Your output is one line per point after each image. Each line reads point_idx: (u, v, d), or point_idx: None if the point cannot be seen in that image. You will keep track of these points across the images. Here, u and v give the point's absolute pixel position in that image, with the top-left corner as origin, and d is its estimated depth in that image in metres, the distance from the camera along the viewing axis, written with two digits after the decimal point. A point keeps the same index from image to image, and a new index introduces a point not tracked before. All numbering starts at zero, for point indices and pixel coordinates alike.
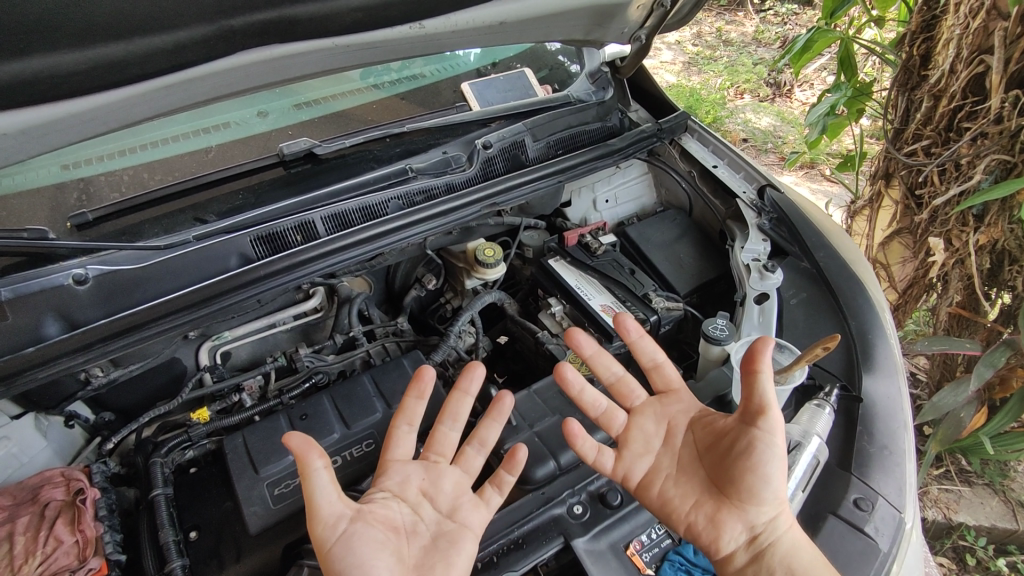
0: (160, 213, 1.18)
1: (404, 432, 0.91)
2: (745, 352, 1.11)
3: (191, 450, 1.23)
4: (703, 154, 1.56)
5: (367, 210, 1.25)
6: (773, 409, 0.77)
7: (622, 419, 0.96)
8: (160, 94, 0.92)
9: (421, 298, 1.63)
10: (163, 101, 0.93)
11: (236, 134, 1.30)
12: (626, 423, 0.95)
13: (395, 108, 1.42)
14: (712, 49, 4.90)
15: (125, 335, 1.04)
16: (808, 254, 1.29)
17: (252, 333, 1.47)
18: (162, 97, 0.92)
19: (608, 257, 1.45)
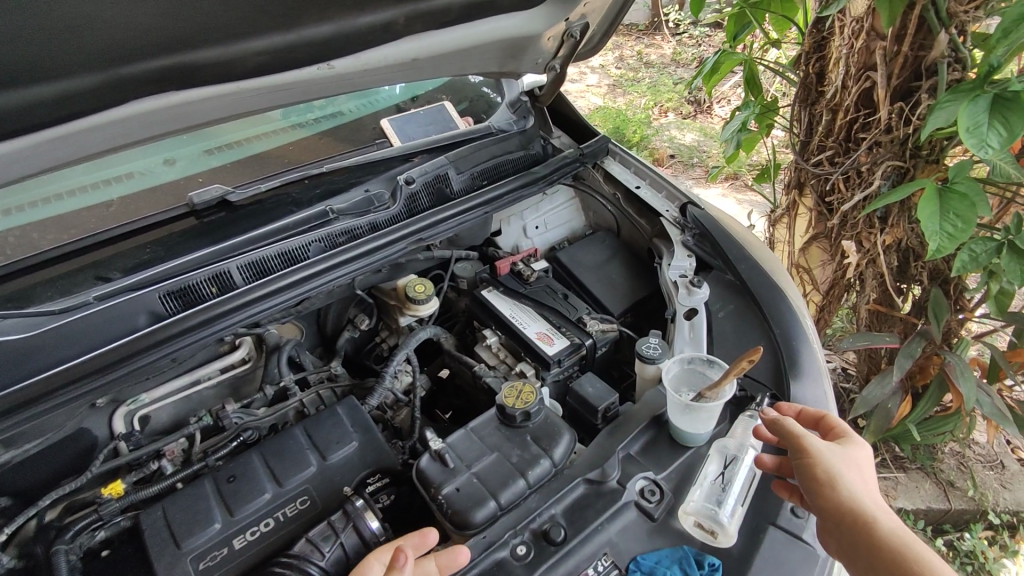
0: (54, 274, 1.08)
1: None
2: (676, 371, 1.11)
3: (103, 531, 1.12)
4: (625, 176, 1.58)
5: (287, 256, 1.20)
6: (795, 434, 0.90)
7: None
8: (48, 148, 0.86)
9: (355, 340, 1.58)
10: (52, 156, 0.87)
11: (141, 184, 1.23)
12: None
13: (313, 148, 1.39)
14: (634, 71, 5.08)
15: (17, 411, 0.94)
16: (730, 267, 1.33)
17: (172, 393, 1.39)
18: (52, 151, 0.86)
19: (541, 283, 1.46)
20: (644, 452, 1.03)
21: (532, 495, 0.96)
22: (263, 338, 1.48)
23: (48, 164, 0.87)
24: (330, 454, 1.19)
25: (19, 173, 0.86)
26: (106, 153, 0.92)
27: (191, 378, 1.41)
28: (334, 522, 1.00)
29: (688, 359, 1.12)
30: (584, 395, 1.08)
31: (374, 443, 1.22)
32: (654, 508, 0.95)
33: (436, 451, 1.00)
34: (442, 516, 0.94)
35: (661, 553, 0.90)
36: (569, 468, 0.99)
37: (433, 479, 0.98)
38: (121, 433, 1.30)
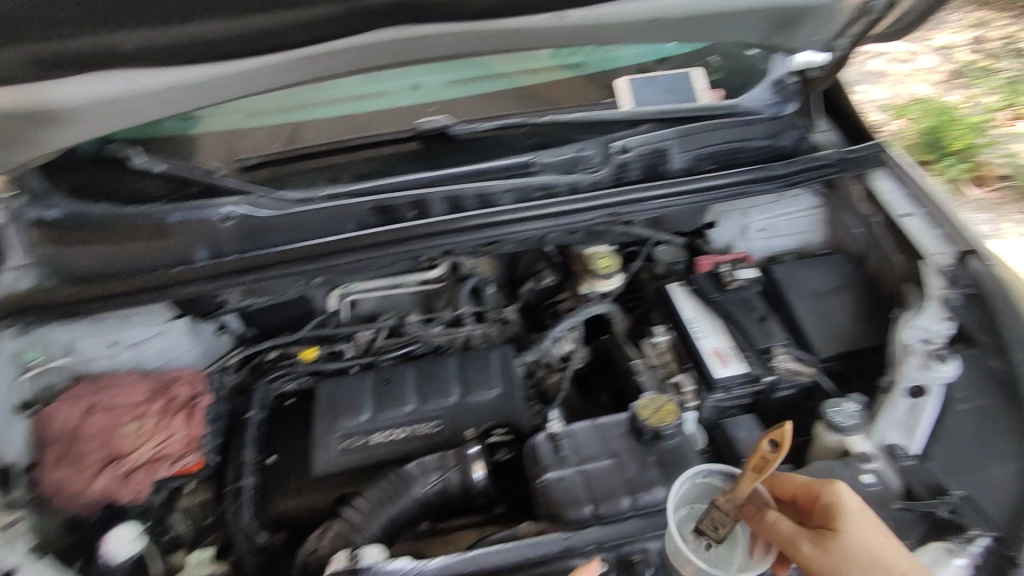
0: (303, 168, 1.28)
1: None
2: (690, 484, 0.87)
3: (291, 384, 1.35)
4: (894, 198, 1.26)
5: (484, 197, 1.23)
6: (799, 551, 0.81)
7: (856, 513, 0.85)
8: (304, 64, 0.97)
9: (536, 292, 1.59)
10: (299, 72, 0.99)
11: (385, 105, 1.36)
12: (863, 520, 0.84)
13: (540, 97, 1.37)
14: (993, 59, 3.94)
15: (254, 271, 1.20)
16: (1002, 353, 0.98)
17: (377, 288, 1.53)
18: (299, 68, 0.98)
19: (740, 296, 1.26)
20: (782, 530, 0.87)
21: (633, 520, 0.88)
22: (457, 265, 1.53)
23: (290, 78, 0.99)
24: (471, 394, 1.24)
25: (278, 83, 1.00)
26: (340, 74, 1.02)
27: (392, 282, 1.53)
28: (445, 458, 1.03)
29: (703, 471, 0.89)
30: None
31: (513, 397, 1.24)
32: None
33: (553, 433, 0.97)
34: (536, 499, 0.92)
35: None
36: (686, 509, 0.89)
37: (541, 458, 0.95)
38: (330, 311, 1.51)
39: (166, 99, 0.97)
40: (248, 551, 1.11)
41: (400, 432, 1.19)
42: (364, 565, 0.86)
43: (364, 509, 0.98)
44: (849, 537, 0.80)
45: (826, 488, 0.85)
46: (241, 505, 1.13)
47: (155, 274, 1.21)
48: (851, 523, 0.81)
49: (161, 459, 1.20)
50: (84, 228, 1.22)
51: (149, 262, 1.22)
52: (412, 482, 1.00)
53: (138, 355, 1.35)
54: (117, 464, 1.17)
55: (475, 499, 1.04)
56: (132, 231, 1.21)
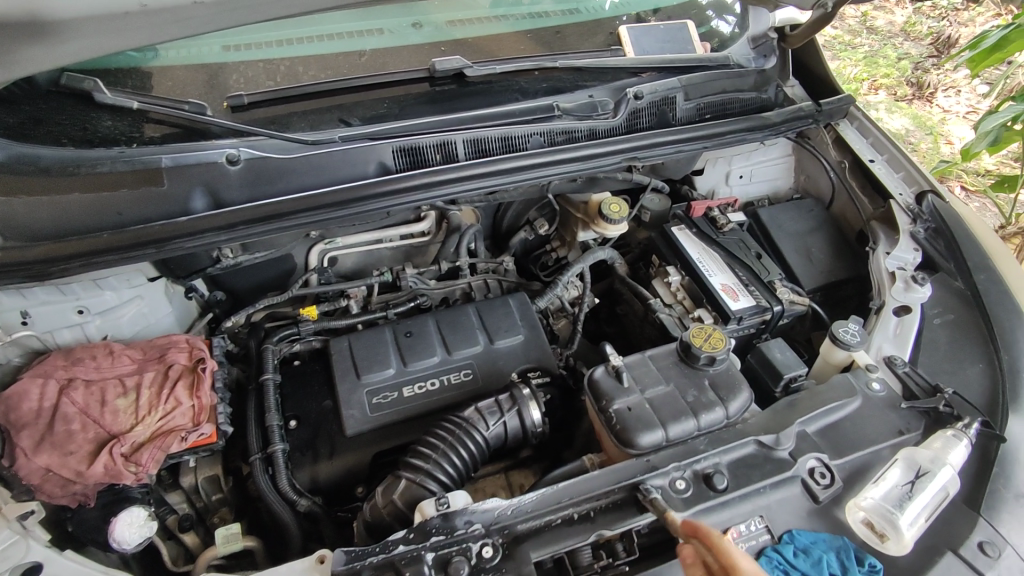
0: (306, 107, 1.18)
1: None
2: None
3: (298, 345, 1.27)
4: (860, 145, 1.43)
5: (507, 141, 1.23)
6: None
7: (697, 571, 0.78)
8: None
9: (527, 242, 1.59)
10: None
11: (388, 42, 1.28)
12: None
13: (550, 41, 1.35)
14: (854, 34, 4.07)
15: (265, 222, 1.10)
16: (965, 274, 1.19)
17: (361, 243, 1.44)
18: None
19: (735, 236, 1.38)
20: (821, 434, 0.98)
21: (720, 450, 0.93)
22: (447, 216, 1.44)
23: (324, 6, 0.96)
24: (498, 340, 1.24)
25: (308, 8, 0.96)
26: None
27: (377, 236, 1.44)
28: (501, 402, 1.05)
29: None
30: (770, 359, 1.06)
31: (538, 340, 1.26)
32: (820, 491, 0.92)
33: (613, 366, 1.01)
34: (607, 428, 0.97)
35: (819, 535, 0.89)
36: (742, 424, 0.98)
37: (604, 391, 0.99)
38: (316, 267, 1.40)
39: (182, 19, 0.90)
40: (291, 518, 1.04)
41: (429, 383, 1.17)
42: (457, 510, 0.87)
43: (434, 457, 0.96)
44: None
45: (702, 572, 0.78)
46: (275, 472, 1.06)
47: (150, 224, 1.06)
48: None
49: (176, 431, 1.07)
50: (43, 175, 1.02)
51: (140, 213, 1.07)
52: (475, 424, 1.02)
53: (113, 323, 1.18)
54: (121, 442, 1.02)
55: (529, 440, 1.07)
56: (118, 178, 1.05)
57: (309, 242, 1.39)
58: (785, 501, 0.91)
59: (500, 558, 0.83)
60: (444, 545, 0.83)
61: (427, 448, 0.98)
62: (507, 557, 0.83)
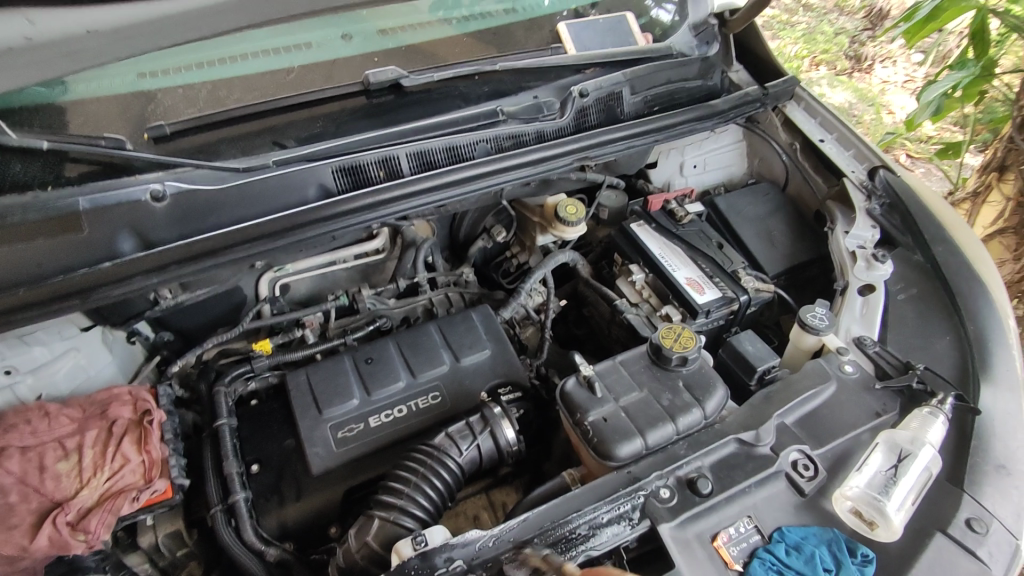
0: (236, 132, 1.11)
1: None
2: None
3: (253, 382, 1.18)
4: (809, 126, 1.42)
5: (453, 151, 1.18)
6: None
7: None
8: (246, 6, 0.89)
9: (486, 250, 1.55)
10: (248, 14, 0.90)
11: (318, 56, 1.19)
12: None
13: (489, 41, 1.29)
14: (790, 14, 4.15)
15: (200, 259, 1.03)
16: (923, 247, 1.19)
17: (313, 267, 1.38)
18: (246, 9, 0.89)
19: (695, 228, 1.36)
20: (800, 424, 0.97)
21: (704, 453, 0.91)
22: (401, 231, 1.42)
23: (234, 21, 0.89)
24: (463, 357, 1.19)
25: (217, 29, 0.89)
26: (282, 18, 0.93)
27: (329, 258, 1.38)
28: (473, 424, 1.00)
29: None
30: (742, 352, 1.04)
31: (505, 353, 1.21)
32: (805, 484, 0.90)
33: (585, 376, 0.98)
34: (584, 442, 0.93)
35: (809, 529, 0.86)
36: (720, 423, 0.96)
37: (578, 403, 0.96)
38: (267, 296, 1.33)
39: (69, 51, 0.82)
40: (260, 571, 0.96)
41: (395, 410, 1.11)
42: (435, 548, 0.81)
43: (405, 492, 0.91)
44: None
45: None
46: (238, 525, 0.98)
47: (72, 274, 0.97)
48: None
49: (124, 492, 0.98)
50: None
51: (66, 259, 0.97)
52: (447, 450, 0.96)
53: (46, 380, 1.09)
54: (64, 510, 0.94)
55: (506, 460, 1.01)
56: (32, 228, 0.96)
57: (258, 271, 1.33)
58: (772, 498, 0.89)
59: None
60: None
61: (399, 482, 0.92)
62: None
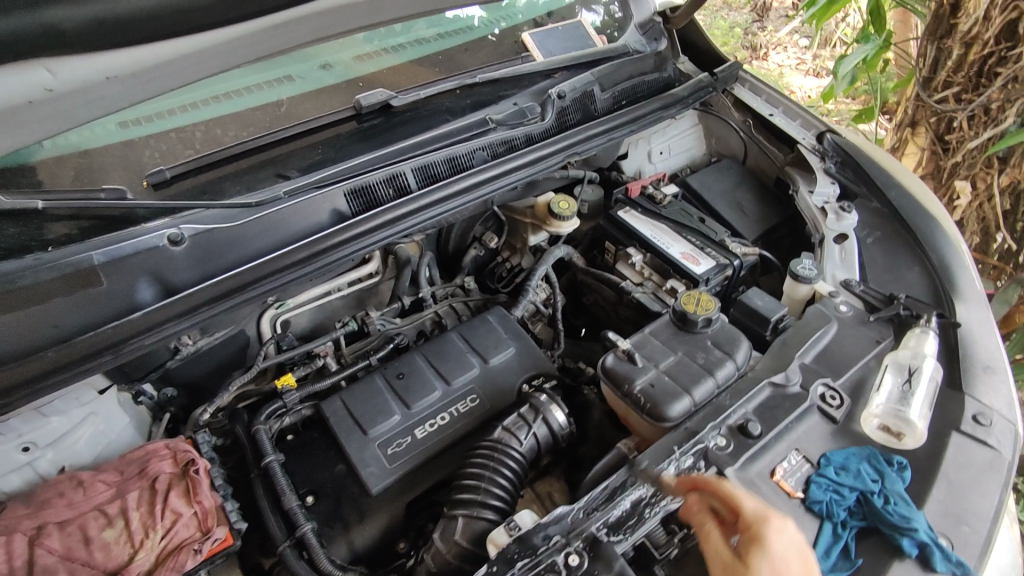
0: (237, 169, 1.11)
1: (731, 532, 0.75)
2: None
3: (288, 417, 1.17)
4: (758, 103, 1.58)
5: (454, 162, 1.22)
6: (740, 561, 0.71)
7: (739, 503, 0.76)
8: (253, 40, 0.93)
9: (479, 258, 1.58)
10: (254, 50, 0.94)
11: (301, 88, 1.24)
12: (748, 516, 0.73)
13: (461, 60, 1.38)
14: None
15: (230, 297, 1.01)
16: (878, 194, 1.36)
17: (312, 298, 1.36)
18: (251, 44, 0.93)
19: (675, 207, 1.46)
20: (817, 361, 1.07)
21: (745, 400, 0.99)
22: (394, 251, 1.43)
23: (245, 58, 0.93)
24: (492, 358, 1.23)
25: (225, 65, 0.92)
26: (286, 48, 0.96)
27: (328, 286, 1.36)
28: (525, 415, 1.05)
29: None
30: (753, 308, 1.15)
31: (529, 348, 1.26)
32: (836, 412, 1.00)
33: (624, 350, 1.04)
34: (637, 410, 0.99)
35: (848, 450, 0.96)
36: (752, 371, 1.04)
37: (622, 375, 1.02)
38: (273, 336, 1.29)
39: (91, 98, 0.85)
40: None
41: (439, 418, 1.13)
42: (528, 530, 0.86)
43: (483, 487, 0.95)
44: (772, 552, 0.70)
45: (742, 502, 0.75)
46: (313, 557, 0.97)
47: (98, 330, 0.93)
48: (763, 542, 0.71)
49: (184, 547, 0.94)
50: None
51: (81, 319, 0.93)
52: (508, 442, 1.01)
53: (67, 451, 1.03)
54: None
55: (561, 443, 1.07)
56: (47, 288, 0.91)
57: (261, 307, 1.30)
58: (811, 429, 0.98)
59: (588, 561, 0.82)
60: (533, 566, 0.81)
61: (471, 481, 0.96)
62: (595, 559, 0.82)
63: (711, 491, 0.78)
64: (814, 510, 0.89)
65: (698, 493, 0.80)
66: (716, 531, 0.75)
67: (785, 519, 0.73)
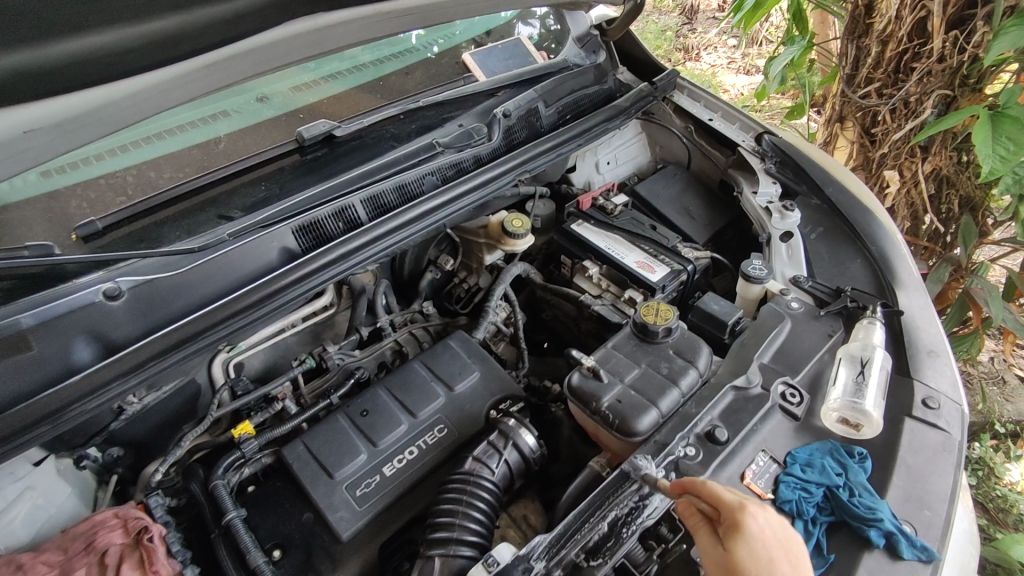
0: (175, 213, 1.07)
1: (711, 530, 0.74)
2: None
3: (248, 468, 1.13)
4: (697, 109, 1.62)
5: (403, 189, 1.20)
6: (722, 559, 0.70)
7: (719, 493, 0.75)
8: (206, 74, 0.82)
9: (436, 281, 1.57)
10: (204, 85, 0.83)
11: (240, 123, 1.19)
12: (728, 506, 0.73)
13: (402, 85, 1.36)
14: None
15: (179, 349, 0.95)
16: (817, 191, 1.41)
17: (265, 338, 1.32)
18: (203, 79, 0.82)
19: (627, 216, 1.48)
20: (775, 360, 1.10)
21: (710, 406, 1.00)
22: (348, 283, 1.40)
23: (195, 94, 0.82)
24: (457, 385, 1.21)
25: (162, 108, 0.82)
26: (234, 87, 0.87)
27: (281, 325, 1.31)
28: (495, 442, 1.04)
29: None
30: (711, 313, 1.18)
31: (494, 371, 1.24)
32: (797, 409, 1.02)
33: (588, 368, 1.04)
34: (606, 427, 0.99)
35: (811, 446, 0.98)
36: (714, 376, 1.06)
37: (589, 393, 1.02)
38: (226, 381, 1.25)
39: None
40: None
41: (408, 453, 1.10)
42: (508, 563, 0.84)
43: (458, 523, 0.93)
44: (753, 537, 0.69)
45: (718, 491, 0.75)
46: None
47: (33, 399, 0.86)
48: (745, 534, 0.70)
49: None
50: None
51: (12, 389, 0.86)
52: (479, 473, 1.00)
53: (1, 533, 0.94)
54: None
55: (534, 467, 1.06)
56: None
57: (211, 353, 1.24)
58: (776, 429, 1.01)
59: None
60: None
61: (445, 517, 0.94)
62: None
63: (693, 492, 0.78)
64: (785, 510, 0.91)
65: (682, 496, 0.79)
66: (705, 530, 0.74)
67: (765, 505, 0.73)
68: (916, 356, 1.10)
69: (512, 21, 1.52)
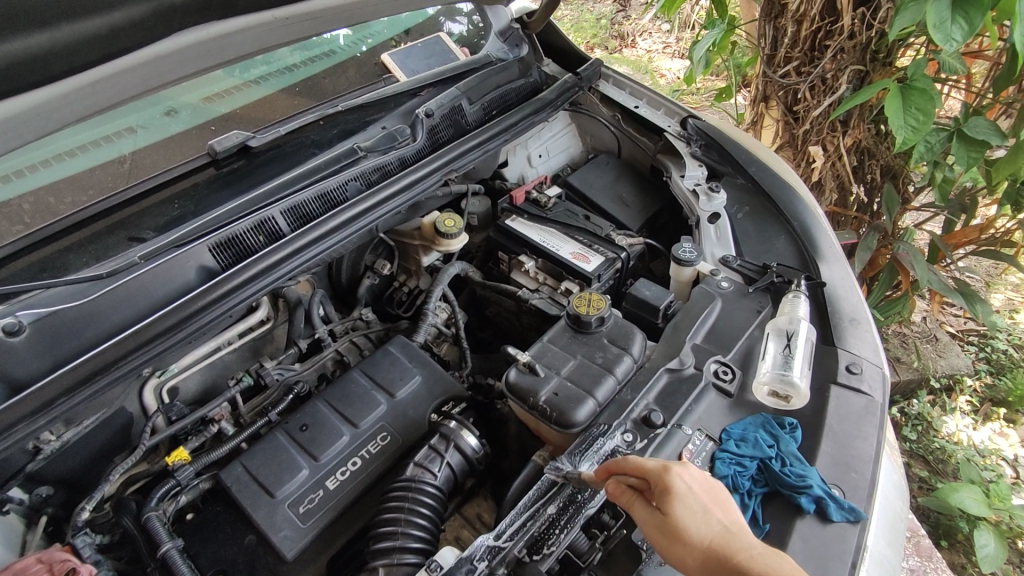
0: (82, 238, 1.02)
1: (643, 501, 0.73)
2: None
3: (185, 495, 1.09)
4: (622, 97, 1.64)
5: (326, 197, 1.17)
6: (658, 522, 0.69)
7: (641, 464, 0.75)
8: None
9: (375, 286, 1.54)
10: None
11: (147, 139, 1.14)
12: (651, 472, 0.73)
13: (321, 88, 1.33)
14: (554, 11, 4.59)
15: (90, 383, 0.90)
16: (741, 171, 1.44)
17: (200, 359, 1.26)
18: None
19: (560, 208, 1.49)
20: (707, 340, 1.12)
21: (643, 391, 1.02)
22: (282, 294, 1.36)
23: None
24: (398, 391, 1.19)
25: None
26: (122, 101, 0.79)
27: (213, 345, 1.27)
28: (436, 445, 1.03)
29: None
30: (643, 299, 1.19)
31: (436, 373, 1.23)
32: (730, 386, 1.05)
33: (524, 363, 1.04)
34: (545, 421, 1.00)
35: (745, 421, 1.01)
36: (649, 361, 1.08)
37: (526, 388, 1.02)
38: (157, 407, 1.17)
39: None
40: None
41: (351, 464, 1.08)
42: (452, 568, 0.83)
43: (401, 531, 0.92)
44: (679, 493, 0.69)
45: (640, 464, 0.75)
46: None
47: None
48: (674, 491, 0.70)
49: None
50: None
51: None
52: (421, 478, 0.98)
53: None
54: None
55: (478, 466, 1.06)
56: None
57: (140, 380, 1.19)
58: (710, 408, 1.03)
59: None
60: None
61: (388, 527, 0.92)
62: None
63: (620, 470, 0.78)
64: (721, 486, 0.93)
65: (611, 479, 0.79)
66: (639, 503, 0.73)
67: (686, 464, 0.74)
68: (839, 326, 1.14)
69: (437, 18, 1.52)
